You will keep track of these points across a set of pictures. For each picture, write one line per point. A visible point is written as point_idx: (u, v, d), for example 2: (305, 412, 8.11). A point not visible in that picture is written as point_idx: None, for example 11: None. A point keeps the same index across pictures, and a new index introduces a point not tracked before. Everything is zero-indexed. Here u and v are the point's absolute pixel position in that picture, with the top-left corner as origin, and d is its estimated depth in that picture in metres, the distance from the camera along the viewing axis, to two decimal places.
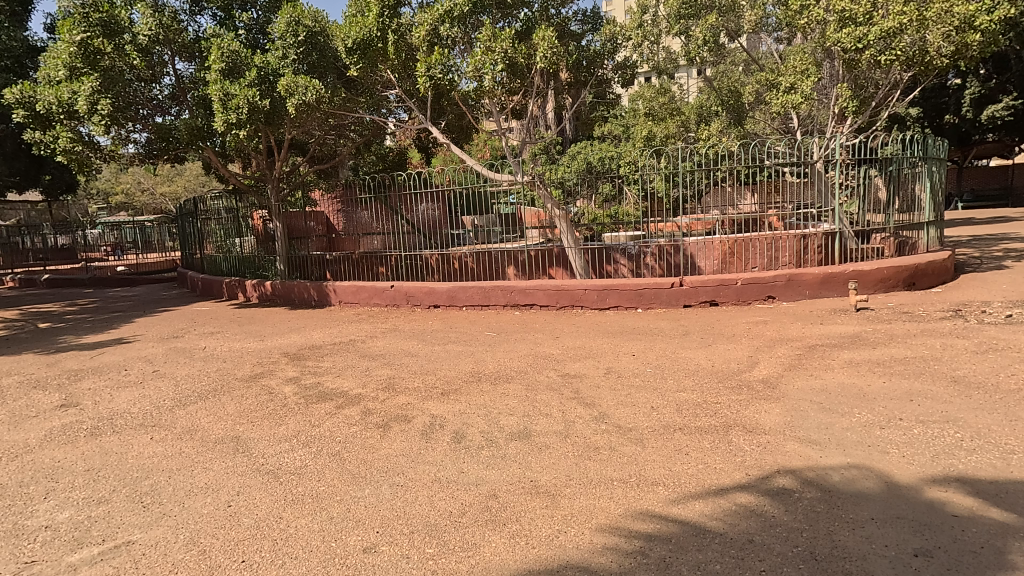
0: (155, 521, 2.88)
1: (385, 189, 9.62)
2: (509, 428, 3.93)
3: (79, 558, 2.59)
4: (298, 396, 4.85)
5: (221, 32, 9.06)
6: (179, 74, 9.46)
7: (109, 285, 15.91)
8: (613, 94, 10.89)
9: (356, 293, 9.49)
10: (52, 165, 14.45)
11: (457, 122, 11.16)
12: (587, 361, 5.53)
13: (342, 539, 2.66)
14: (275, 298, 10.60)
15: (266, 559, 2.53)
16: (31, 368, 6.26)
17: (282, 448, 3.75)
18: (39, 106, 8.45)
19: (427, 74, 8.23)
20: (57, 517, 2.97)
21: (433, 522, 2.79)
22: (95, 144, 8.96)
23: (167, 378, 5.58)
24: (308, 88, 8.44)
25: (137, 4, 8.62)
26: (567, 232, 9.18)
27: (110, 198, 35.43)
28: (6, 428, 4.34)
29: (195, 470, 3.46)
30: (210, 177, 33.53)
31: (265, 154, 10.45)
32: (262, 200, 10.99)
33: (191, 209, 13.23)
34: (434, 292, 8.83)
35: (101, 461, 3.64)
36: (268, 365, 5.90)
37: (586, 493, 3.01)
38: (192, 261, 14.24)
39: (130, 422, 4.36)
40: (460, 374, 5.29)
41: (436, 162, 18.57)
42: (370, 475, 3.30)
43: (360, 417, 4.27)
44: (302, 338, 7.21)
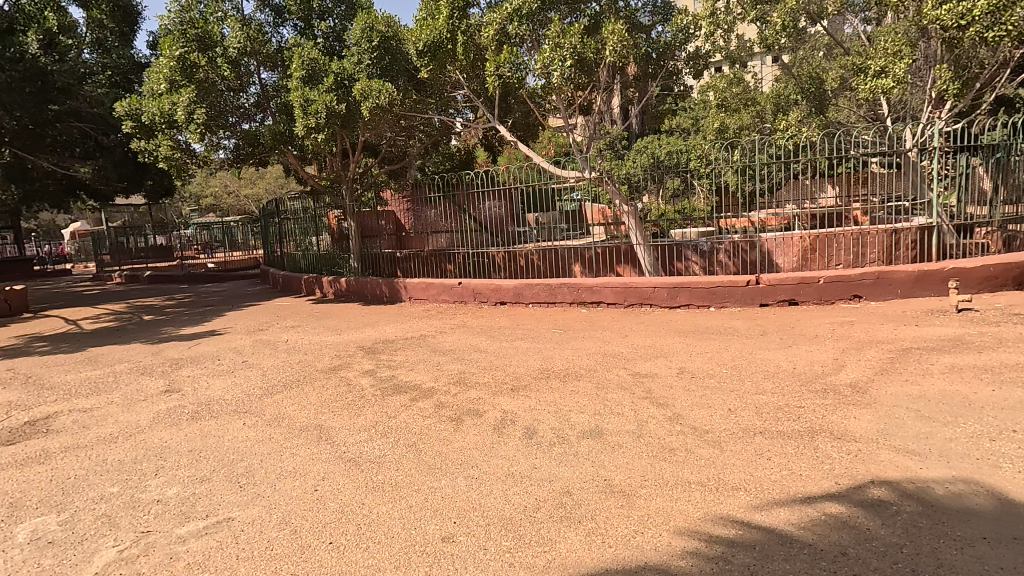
0: (251, 500, 3.10)
1: (452, 187, 9.78)
2: (580, 426, 3.91)
3: (187, 531, 2.83)
4: (373, 388, 5.05)
5: (301, 41, 9.60)
6: (263, 83, 10.05)
7: (201, 281, 17.19)
8: (683, 86, 10.58)
9: (425, 289, 9.74)
10: (155, 171, 15.40)
11: (523, 120, 11.17)
12: (658, 360, 5.40)
13: (422, 528, 2.75)
14: (350, 294, 11.06)
15: (352, 542, 2.66)
16: (139, 356, 6.89)
17: (362, 437, 3.92)
18: (144, 117, 9.23)
19: (496, 73, 8.30)
20: (166, 492, 3.25)
21: (509, 516, 2.82)
22: (191, 151, 9.61)
23: (254, 368, 5.98)
24: (381, 92, 8.74)
25: (227, 19, 9.32)
26: (636, 228, 8.95)
27: (201, 201, 38.35)
28: (120, 409, 4.81)
29: (283, 455, 3.68)
30: (288, 178, 35.50)
31: (340, 156, 10.85)
32: (338, 201, 11.50)
33: (272, 210, 14.07)
34: (501, 289, 8.92)
35: (202, 442, 3.97)
36: (345, 358, 6.18)
37: (663, 495, 2.95)
38: (273, 258, 15.12)
39: (224, 408, 4.70)
40: (529, 370, 5.32)
41: (502, 159, 18.72)
42: (445, 467, 3.39)
43: (433, 409, 4.39)
44: (376, 333, 7.50)
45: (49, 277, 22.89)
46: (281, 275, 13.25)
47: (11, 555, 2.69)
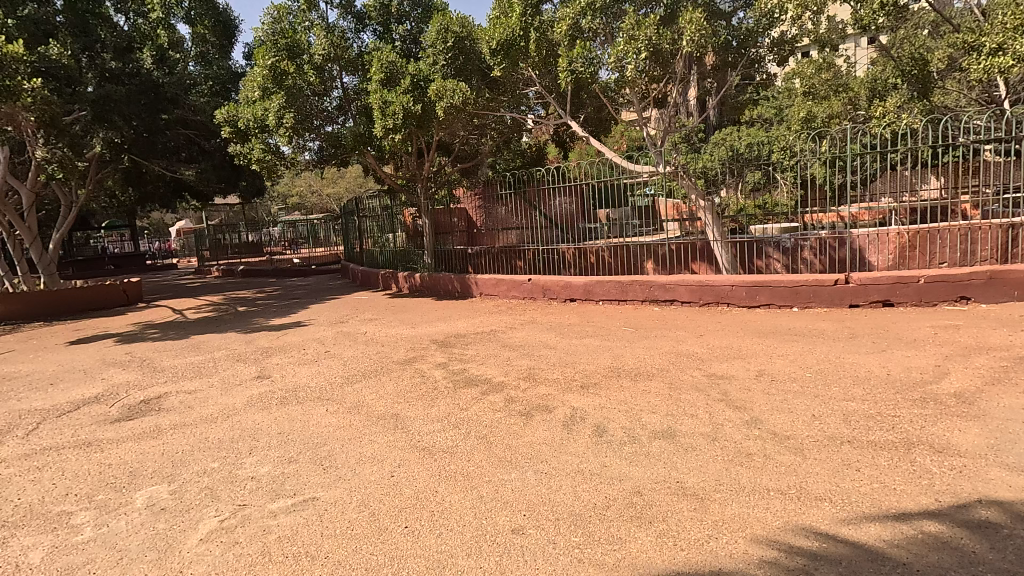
0: (334, 482, 3.29)
1: (523, 184, 9.84)
2: (651, 426, 3.84)
3: (278, 507, 3.05)
4: (446, 380, 5.20)
5: (380, 46, 10.00)
6: (345, 87, 10.52)
7: (288, 276, 18.33)
8: (767, 74, 10.04)
9: (496, 285, 9.89)
10: (248, 173, 16.62)
11: (596, 115, 11.07)
12: (736, 361, 5.19)
13: (493, 518, 2.81)
14: (423, 289, 11.41)
15: (426, 527, 2.76)
16: (235, 344, 7.48)
17: (435, 427, 4.06)
18: (240, 123, 9.98)
19: (568, 69, 8.26)
20: (260, 470, 3.52)
21: (579, 512, 2.83)
22: (280, 153, 10.23)
23: (336, 358, 6.31)
24: (456, 91, 8.96)
25: (313, 28, 9.90)
26: (712, 224, 8.73)
27: (288, 200, 40.88)
28: (220, 392, 5.26)
29: (362, 441, 3.88)
30: (367, 177, 37.10)
31: (415, 155, 11.20)
32: (413, 199, 11.89)
33: (352, 208, 14.77)
34: (571, 285, 8.89)
35: (290, 425, 4.26)
36: (419, 351, 6.40)
37: (739, 500, 2.84)
38: (352, 254, 15.88)
39: (309, 395, 5.02)
40: (599, 368, 5.28)
41: (573, 155, 18.58)
42: (515, 460, 3.44)
43: (504, 404, 4.46)
44: (448, 327, 7.70)
45: (159, 271, 25.24)
46: (360, 270, 13.88)
47: (131, 518, 3.01)
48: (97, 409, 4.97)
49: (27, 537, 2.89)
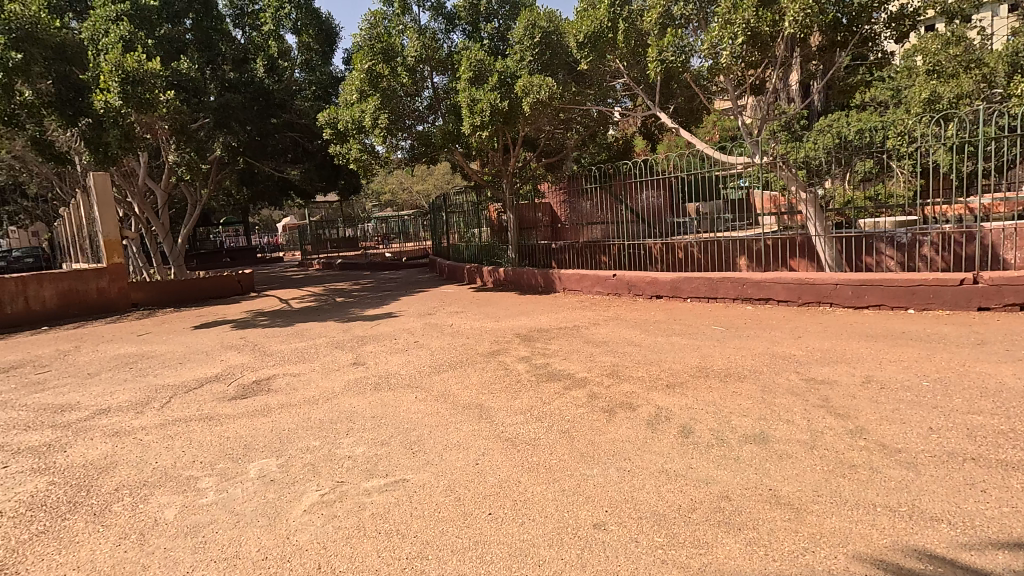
0: (422, 466, 3.46)
1: (609, 178, 9.70)
2: (741, 429, 3.68)
3: (371, 485, 3.25)
4: (529, 373, 5.27)
5: (469, 44, 10.23)
6: (435, 86, 10.86)
7: (380, 269, 19.31)
8: (882, 52, 9.16)
9: (580, 280, 9.84)
10: (346, 172, 17.71)
11: (687, 106, 10.67)
12: (839, 366, 4.83)
13: (574, 512, 2.83)
14: (507, 284, 11.58)
15: (508, 516, 2.83)
16: (333, 332, 8.02)
17: (518, 419, 4.13)
18: (340, 125, 10.64)
19: (658, 58, 8.02)
20: (355, 450, 3.77)
21: (663, 513, 2.77)
22: (375, 152, 10.77)
23: (424, 348, 6.59)
24: (542, 87, 9.00)
25: (406, 31, 10.32)
26: (815, 217, 8.19)
27: (380, 196, 42.95)
28: (320, 376, 5.68)
29: (449, 428, 4.04)
30: (454, 174, 38.19)
31: (501, 151, 11.37)
32: (498, 194, 12.08)
33: (440, 204, 15.30)
34: (657, 282, 8.65)
35: (382, 410, 4.52)
36: (503, 344, 6.52)
37: (840, 514, 2.66)
38: (440, 249, 16.44)
39: (400, 382, 5.29)
40: (686, 368, 5.11)
41: (661, 148, 17.99)
42: (598, 456, 3.43)
43: (587, 399, 4.45)
44: (531, 322, 7.77)
45: (267, 264, 27.52)
46: (447, 264, 14.32)
47: (246, 486, 3.34)
48: (217, 387, 5.54)
49: (162, 496, 3.29)
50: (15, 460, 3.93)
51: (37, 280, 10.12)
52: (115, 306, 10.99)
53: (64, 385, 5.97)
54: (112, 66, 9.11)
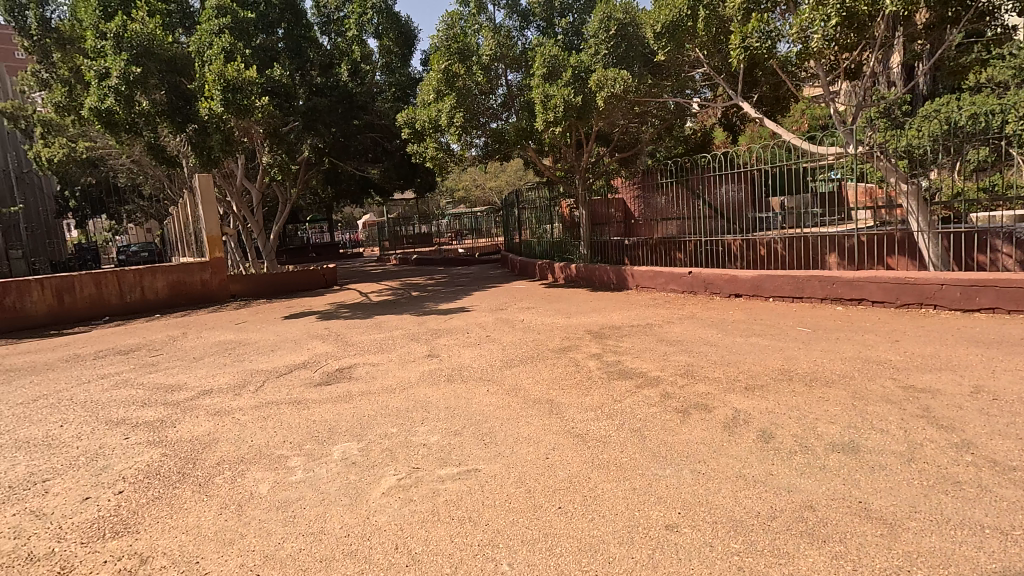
0: (494, 457, 3.53)
1: (686, 172, 9.40)
2: (828, 437, 3.47)
3: (445, 473, 3.37)
4: (600, 371, 5.23)
5: (544, 40, 10.24)
6: (509, 84, 10.96)
7: (454, 265, 19.78)
8: (1003, 27, 8.23)
9: (654, 277, 9.61)
10: (423, 170, 18.27)
11: (772, 94, 10.11)
12: (942, 374, 4.42)
13: (645, 511, 2.79)
14: (579, 280, 11.50)
15: (578, 511, 2.84)
16: (410, 324, 8.33)
17: (589, 416, 4.12)
18: (418, 124, 11.00)
19: (741, 45, 7.68)
20: (430, 438, 3.92)
21: (740, 519, 2.67)
22: (450, 150, 11.03)
23: (496, 343, 6.70)
24: (617, 80, 8.85)
25: (482, 31, 10.49)
26: (918, 211, 7.54)
27: (455, 193, 43.99)
28: (397, 366, 5.93)
29: (520, 422, 4.09)
30: (527, 171, 38.41)
31: (574, 147, 11.31)
32: (571, 190, 12.01)
33: (513, 200, 15.44)
34: (737, 280, 8.29)
35: (455, 402, 4.65)
36: (574, 340, 6.50)
37: (941, 533, 2.45)
38: (512, 245, 16.59)
39: (473, 375, 5.41)
40: (767, 370, 4.87)
41: (744, 139, 17.17)
42: (671, 457, 3.36)
43: (659, 398, 4.36)
44: (603, 318, 7.70)
45: (348, 259, 28.98)
46: (518, 260, 14.43)
47: (330, 467, 3.56)
48: (305, 373, 5.92)
49: (256, 472, 3.57)
50: (135, 433, 4.41)
51: (152, 272, 11.19)
52: (215, 296, 11.98)
53: (174, 367, 6.61)
54: (215, 76, 9.91)
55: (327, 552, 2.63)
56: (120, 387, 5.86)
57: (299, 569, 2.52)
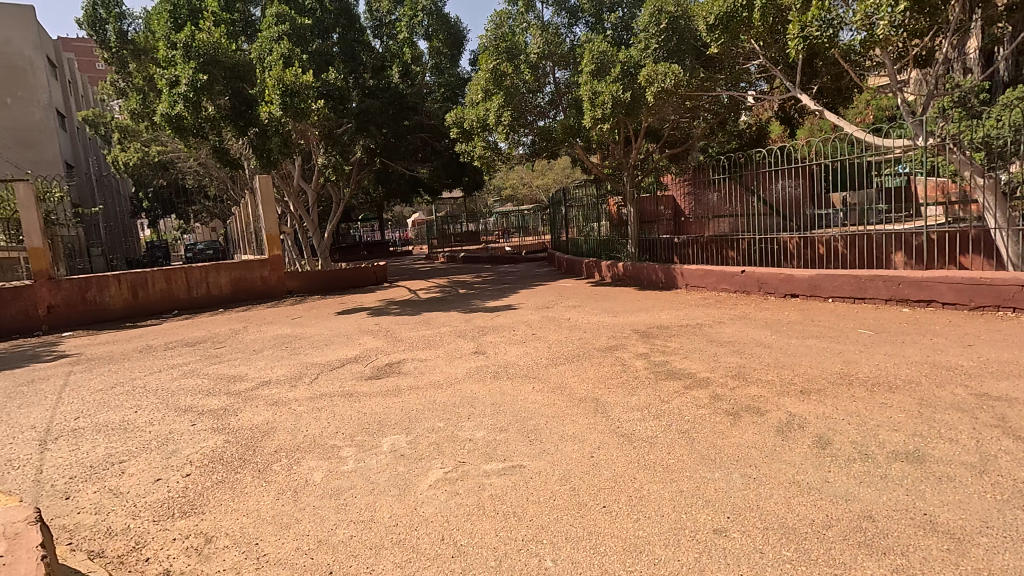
0: (539, 454, 3.55)
1: (739, 167, 9.11)
2: (891, 445, 3.29)
3: (490, 468, 3.41)
4: (647, 371, 5.15)
5: (592, 37, 10.15)
6: (557, 81, 10.92)
7: (501, 263, 19.89)
8: None
9: (704, 276, 9.37)
10: (471, 169, 18.47)
11: (833, 85, 9.66)
12: (1021, 381, 4.11)
13: (693, 514, 2.74)
14: (626, 279, 11.35)
15: (623, 511, 2.81)
16: (457, 321, 8.45)
17: (635, 416, 4.07)
18: (466, 124, 11.14)
19: (800, 35, 7.37)
20: (476, 434, 3.97)
21: (792, 526, 2.59)
22: (498, 149, 11.12)
23: (542, 341, 6.71)
24: (667, 74, 8.67)
25: (530, 29, 10.50)
26: (996, 207, 7.03)
27: (502, 192, 44.24)
28: (444, 362, 6.03)
29: (565, 420, 4.09)
30: (574, 168, 38.18)
31: (622, 143, 11.17)
32: (619, 187, 11.86)
33: (560, 198, 15.39)
34: (793, 279, 7.97)
35: (501, 398, 4.70)
36: (621, 340, 6.43)
37: (1016, 551, 2.29)
38: (558, 243, 16.55)
39: (519, 372, 5.44)
40: (824, 373, 4.67)
41: (802, 133, 16.46)
42: (720, 460, 3.28)
43: (709, 400, 4.25)
44: (651, 318, 7.58)
45: (398, 257, 29.67)
46: (565, 258, 14.36)
47: (380, 458, 3.67)
48: (357, 367, 6.12)
49: (311, 460, 3.72)
50: (201, 420, 4.68)
51: (216, 269, 11.82)
52: (273, 293, 12.52)
53: (236, 359, 6.96)
54: (274, 81, 10.34)
55: (376, 540, 2.73)
56: (187, 377, 6.22)
57: (350, 555, 2.62)
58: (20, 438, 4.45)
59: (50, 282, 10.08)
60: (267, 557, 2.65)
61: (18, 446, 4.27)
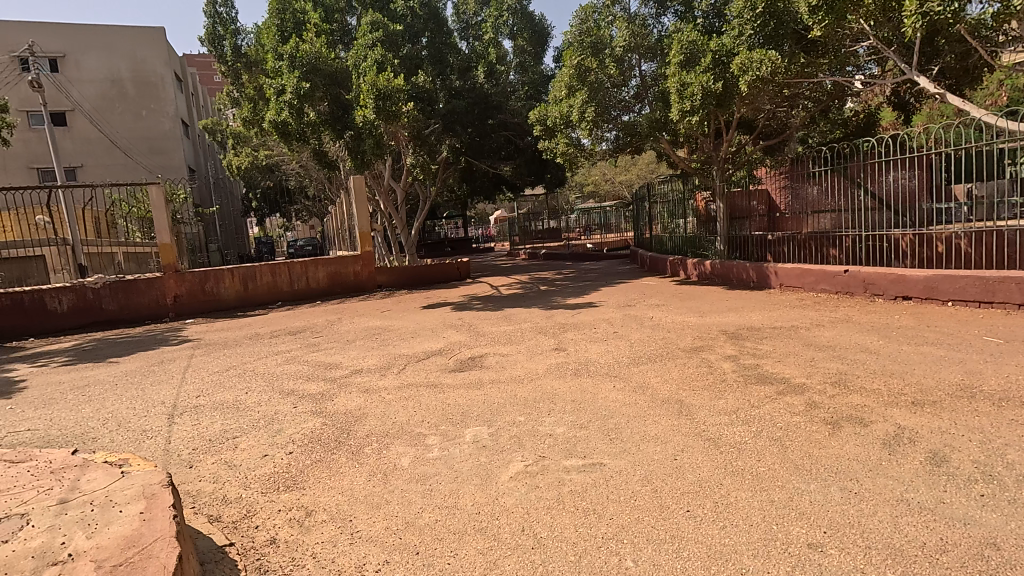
0: (620, 453, 3.51)
1: (843, 158, 8.46)
2: (1022, 467, 2.94)
3: (571, 464, 3.42)
4: (736, 374, 4.92)
5: (681, 26, 9.80)
6: (643, 74, 10.68)
7: (582, 260, 19.75)
8: None
9: (801, 276, 8.79)
10: (553, 166, 18.54)
11: (958, 64, 8.71)
12: None
13: (785, 526, 2.60)
14: (714, 277, 10.88)
15: (709, 517, 2.72)
16: (537, 318, 8.51)
17: (722, 420, 3.92)
18: (549, 121, 11.17)
19: (919, 11, 6.67)
20: (556, 429, 4.00)
21: (900, 547, 2.39)
22: (581, 145, 11.07)
23: (623, 339, 6.61)
24: (763, 61, 8.17)
25: (616, 22, 10.31)
26: None
27: (584, 188, 43.84)
28: (525, 358, 6.11)
29: (647, 420, 4.01)
30: (658, 163, 37.12)
31: (712, 136, 10.71)
32: (708, 182, 11.38)
33: (644, 194, 15.04)
34: (905, 280, 7.28)
35: (582, 395, 4.69)
36: (707, 340, 6.19)
37: None
38: (642, 241, 16.16)
39: (599, 370, 5.40)
40: (941, 384, 4.24)
41: (918, 118, 14.96)
42: (816, 471, 3.08)
43: (804, 407, 4.00)
44: (740, 319, 7.23)
45: (480, 253, 30.28)
46: (648, 256, 14.01)
47: (463, 448, 3.80)
48: (441, 360, 6.34)
49: (399, 446, 3.93)
50: (301, 403, 5.07)
51: (314, 264, 12.69)
52: (365, 286, 13.22)
53: (332, 348, 7.45)
54: (368, 86, 10.88)
55: (460, 525, 2.83)
56: (289, 363, 6.74)
57: (435, 538, 2.73)
58: (153, 411, 5.05)
59: (177, 274, 11.26)
60: (361, 533, 2.83)
61: (151, 418, 4.85)
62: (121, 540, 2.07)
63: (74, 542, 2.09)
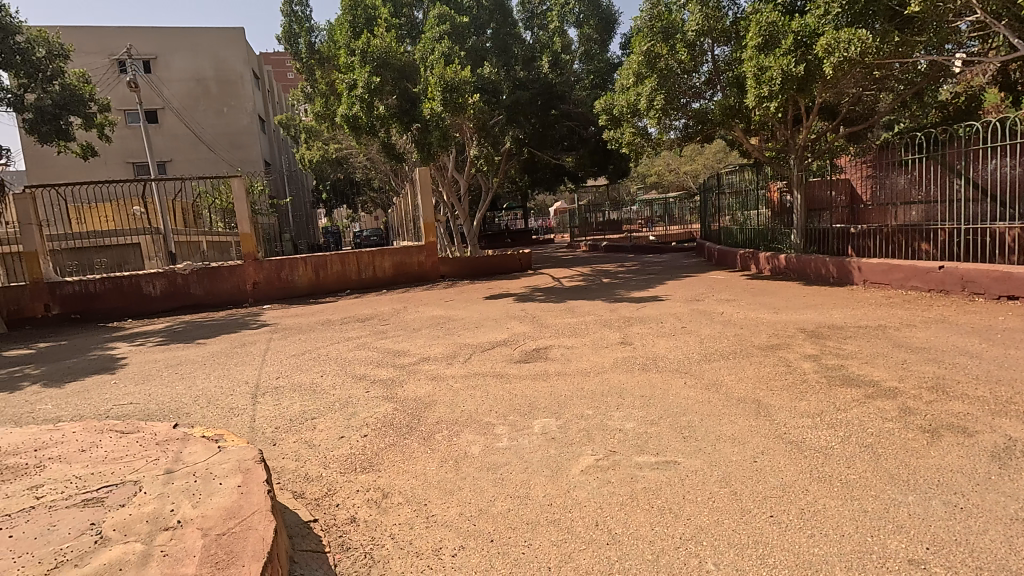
0: (695, 453, 3.41)
1: (940, 144, 7.79)
2: None
3: (643, 461, 3.36)
4: (817, 375, 4.64)
5: (760, 7, 9.31)
6: (716, 59, 10.26)
7: (645, 252, 19.29)
8: None
9: (888, 272, 8.20)
10: (617, 157, 18.20)
11: None
12: None
13: (882, 539, 2.44)
14: (788, 272, 10.35)
15: (795, 524, 2.59)
16: (602, 311, 8.39)
17: (805, 422, 3.72)
18: (616, 109, 10.94)
19: None
20: (626, 425, 3.93)
21: (1017, 570, 2.18)
22: (648, 134, 10.79)
23: (693, 335, 6.40)
24: (851, 41, 7.61)
25: (688, 5, 9.94)
26: None
27: (646, 179, 42.83)
28: (590, 351, 6.03)
29: (722, 420, 3.87)
30: (726, 154, 35.66)
31: (790, 123, 10.13)
32: (784, 171, 10.82)
33: (712, 185, 14.50)
34: (1010, 278, 6.64)
35: (652, 391, 4.59)
36: (784, 338, 5.90)
37: None
38: (708, 233, 15.61)
39: (668, 365, 5.27)
40: None
41: None
42: (914, 482, 2.86)
43: (897, 413, 3.73)
44: (819, 316, 6.83)
45: (539, 245, 30.29)
46: (717, 249, 13.49)
47: (532, 439, 3.81)
48: (506, 350, 6.38)
49: (468, 434, 3.98)
50: (373, 388, 5.25)
51: (381, 254, 13.08)
52: (428, 276, 13.47)
53: (399, 336, 7.66)
54: (436, 78, 11.05)
55: (532, 516, 2.84)
56: (360, 349, 6.99)
57: (508, 527, 2.76)
58: (238, 391, 5.38)
59: (255, 262, 11.91)
60: (436, 517, 2.90)
61: (237, 397, 5.17)
62: (222, 511, 2.22)
63: (182, 510, 2.25)
